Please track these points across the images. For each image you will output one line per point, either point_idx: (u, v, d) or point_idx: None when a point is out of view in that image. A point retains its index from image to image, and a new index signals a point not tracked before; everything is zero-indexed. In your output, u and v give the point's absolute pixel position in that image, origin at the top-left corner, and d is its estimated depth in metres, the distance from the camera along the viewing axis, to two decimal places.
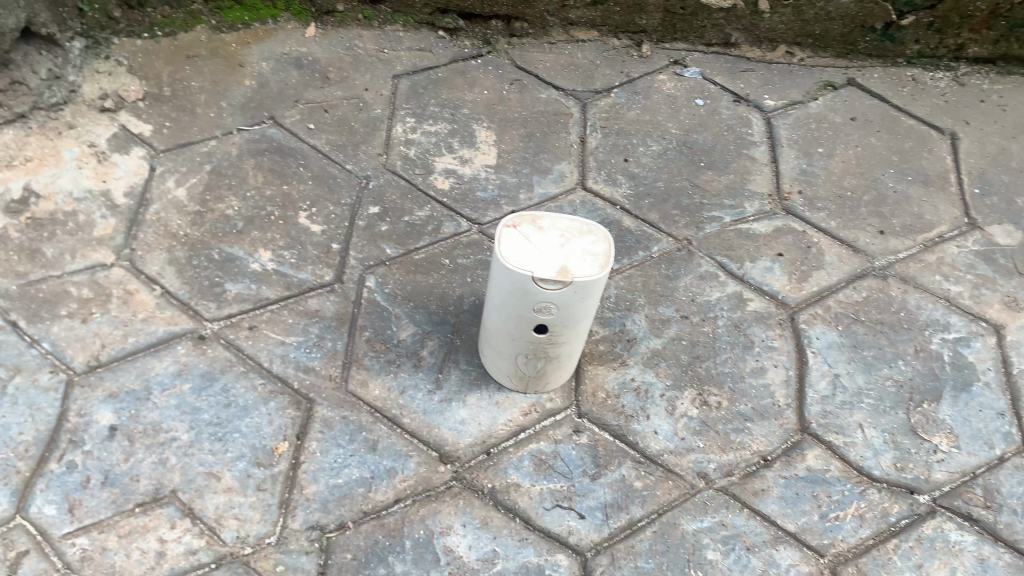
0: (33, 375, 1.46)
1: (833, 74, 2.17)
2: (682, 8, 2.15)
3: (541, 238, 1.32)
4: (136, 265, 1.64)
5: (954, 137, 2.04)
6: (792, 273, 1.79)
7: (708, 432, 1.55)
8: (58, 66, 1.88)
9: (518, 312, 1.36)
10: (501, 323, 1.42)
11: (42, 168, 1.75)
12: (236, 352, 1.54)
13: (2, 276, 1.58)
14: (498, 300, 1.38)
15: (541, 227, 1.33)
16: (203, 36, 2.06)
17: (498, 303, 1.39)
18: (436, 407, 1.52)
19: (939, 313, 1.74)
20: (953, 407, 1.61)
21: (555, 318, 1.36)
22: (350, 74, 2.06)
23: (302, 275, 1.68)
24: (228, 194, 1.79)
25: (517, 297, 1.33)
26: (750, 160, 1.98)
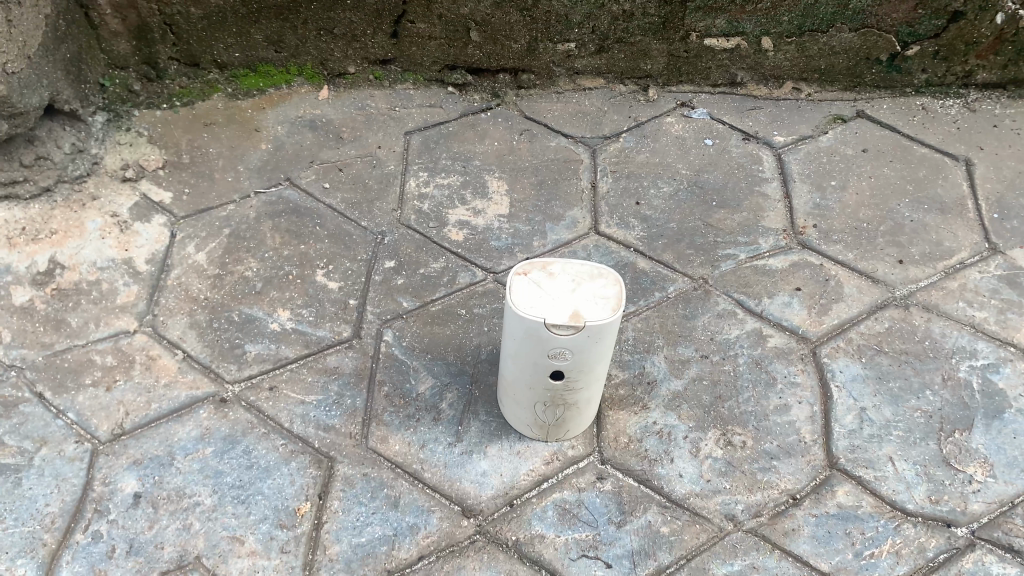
0: (59, 446, 1.48)
1: (842, 107, 2.18)
2: (686, 52, 2.16)
3: (551, 283, 1.32)
4: (159, 331, 1.67)
5: (969, 164, 2.03)
6: (811, 307, 1.77)
7: (734, 473, 1.52)
8: (81, 141, 1.94)
9: (533, 359, 1.36)
10: (518, 371, 1.41)
11: (66, 240, 1.79)
12: (256, 414, 1.56)
13: (29, 348, 1.62)
14: (513, 348, 1.38)
15: (551, 273, 1.33)
16: (220, 104, 2.12)
17: (513, 352, 1.39)
18: (457, 460, 1.52)
19: (965, 340, 1.71)
20: (986, 435, 1.58)
21: (571, 363, 1.35)
22: (363, 133, 2.10)
23: (320, 333, 1.69)
24: (247, 255, 1.82)
25: (531, 344, 1.33)
26: (763, 196, 1.98)
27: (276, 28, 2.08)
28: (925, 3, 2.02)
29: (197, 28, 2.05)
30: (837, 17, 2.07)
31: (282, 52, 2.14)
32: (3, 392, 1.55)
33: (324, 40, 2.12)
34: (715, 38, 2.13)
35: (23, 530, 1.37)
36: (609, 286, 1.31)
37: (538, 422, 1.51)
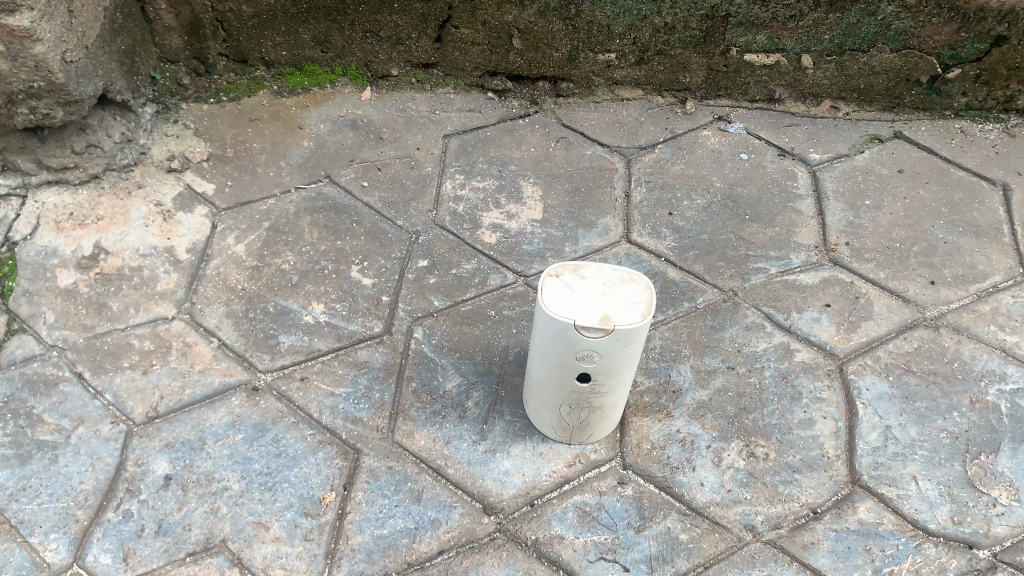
0: (95, 425, 1.53)
1: (879, 127, 2.18)
2: (725, 66, 2.17)
3: (582, 285, 1.34)
4: (196, 318, 1.71)
5: (1006, 188, 2.02)
6: (839, 323, 1.78)
7: (755, 485, 1.53)
8: (130, 130, 2.00)
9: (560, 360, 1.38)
10: (545, 372, 1.44)
11: (111, 227, 1.85)
12: (287, 404, 1.59)
13: (71, 329, 1.67)
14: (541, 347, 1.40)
15: (582, 275, 1.35)
16: (266, 100, 2.18)
17: (541, 351, 1.41)
18: (481, 458, 1.54)
19: (995, 363, 1.71)
20: (1012, 460, 1.57)
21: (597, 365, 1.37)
22: (404, 135, 2.14)
23: (352, 327, 1.73)
24: (285, 249, 1.86)
25: (559, 345, 1.35)
26: (796, 213, 1.98)
27: (323, 29, 2.12)
28: (969, 27, 2.00)
29: (247, 25, 2.10)
30: (879, 37, 2.06)
31: (328, 52, 2.18)
32: (45, 370, 1.60)
33: (369, 42, 2.16)
34: (755, 54, 2.14)
35: (57, 506, 1.42)
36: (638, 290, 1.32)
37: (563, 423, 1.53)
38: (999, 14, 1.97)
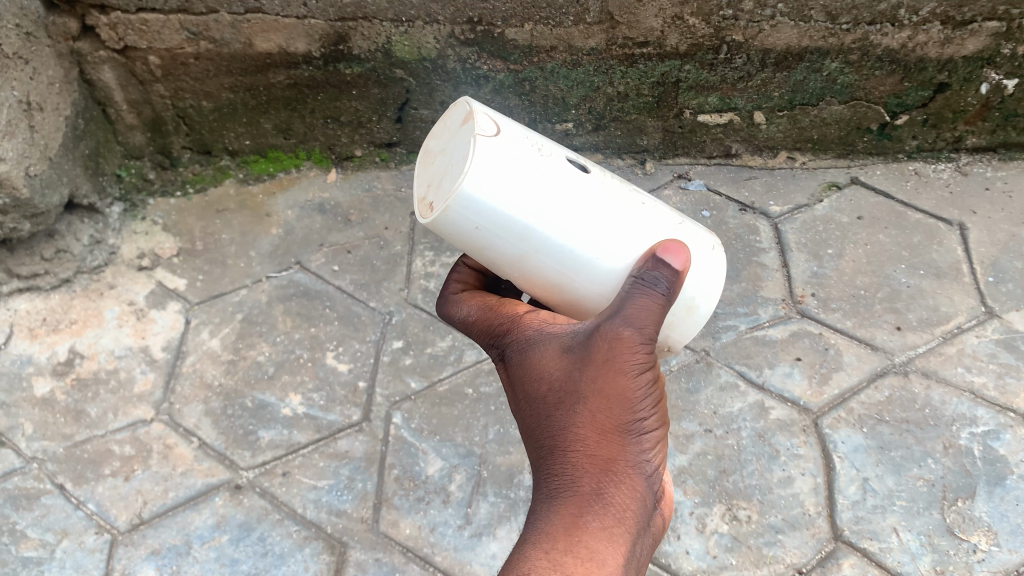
0: (80, 537, 1.56)
1: (836, 174, 2.23)
2: (680, 128, 2.21)
3: (434, 168, 1.07)
4: (175, 419, 1.74)
5: (963, 228, 2.06)
6: (811, 377, 1.81)
7: (740, 548, 1.56)
8: (99, 232, 2.02)
9: (591, 180, 1.05)
10: (597, 238, 1.02)
11: (85, 329, 1.87)
12: (271, 500, 1.62)
13: (50, 439, 1.69)
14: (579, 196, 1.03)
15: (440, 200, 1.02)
16: (232, 189, 2.19)
17: (597, 212, 1.03)
18: (467, 543, 1.56)
19: (965, 407, 1.74)
20: (989, 503, 1.60)
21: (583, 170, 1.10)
22: (371, 215, 2.13)
23: (331, 417, 1.74)
24: (260, 340, 1.87)
25: (557, 167, 1.03)
26: (760, 266, 2.02)
27: (284, 117, 2.14)
28: (911, 77, 2.06)
29: (209, 119, 2.12)
30: (827, 91, 2.10)
31: (291, 138, 2.20)
32: (26, 484, 1.63)
33: (330, 127, 2.18)
34: (708, 115, 2.17)
35: None
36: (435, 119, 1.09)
37: (718, 266, 1.11)
38: (939, 63, 2.02)
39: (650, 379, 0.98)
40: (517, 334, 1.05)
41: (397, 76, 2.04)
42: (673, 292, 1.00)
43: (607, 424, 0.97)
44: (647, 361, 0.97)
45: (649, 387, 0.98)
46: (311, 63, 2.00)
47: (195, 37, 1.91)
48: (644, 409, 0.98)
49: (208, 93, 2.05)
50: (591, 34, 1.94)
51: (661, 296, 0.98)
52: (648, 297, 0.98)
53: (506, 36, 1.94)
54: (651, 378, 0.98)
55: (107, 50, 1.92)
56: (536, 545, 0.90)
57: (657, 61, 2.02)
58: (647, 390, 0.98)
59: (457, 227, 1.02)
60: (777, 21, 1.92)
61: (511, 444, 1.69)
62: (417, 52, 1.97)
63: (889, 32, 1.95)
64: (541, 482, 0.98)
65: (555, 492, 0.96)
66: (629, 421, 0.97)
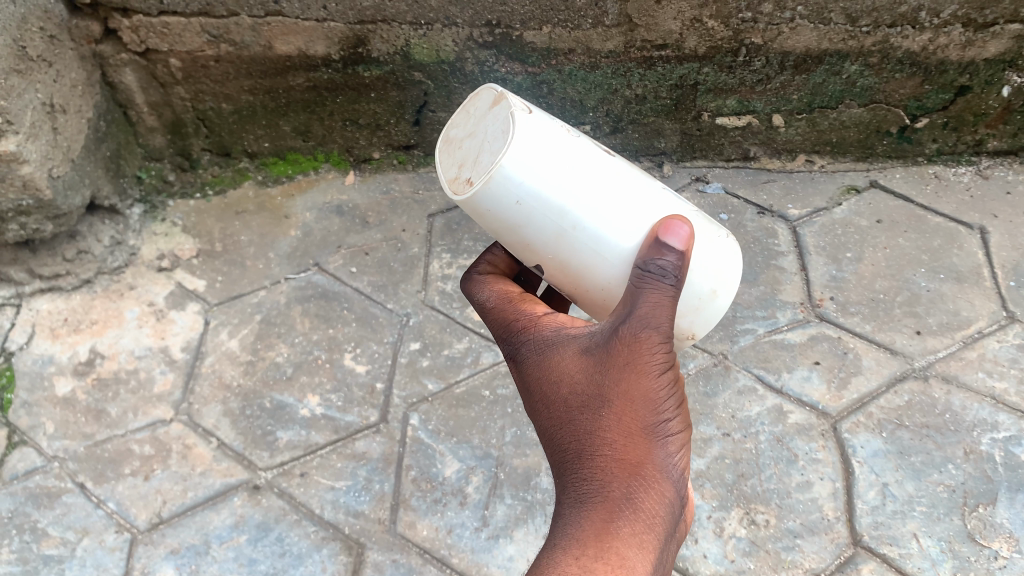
0: (100, 535, 1.57)
1: (855, 177, 2.22)
2: (698, 130, 2.20)
3: (464, 151, 1.08)
4: (194, 419, 1.75)
5: (984, 232, 2.05)
6: (830, 381, 1.80)
7: (758, 553, 1.56)
8: (119, 233, 2.04)
9: (615, 161, 1.07)
10: (625, 212, 1.02)
11: (106, 329, 1.89)
12: (289, 500, 1.63)
13: (71, 438, 1.71)
14: (605, 172, 1.04)
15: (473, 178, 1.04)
16: (251, 191, 2.20)
17: (623, 188, 1.04)
18: (484, 545, 1.56)
19: (986, 412, 1.72)
20: (1010, 510, 1.58)
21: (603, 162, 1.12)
22: (388, 217, 2.14)
23: (348, 418, 1.75)
24: (278, 341, 1.88)
25: (583, 147, 1.05)
26: (778, 270, 2.01)
27: (303, 120, 2.15)
28: (932, 80, 2.04)
29: (228, 121, 2.13)
30: (846, 94, 2.09)
31: (309, 141, 2.21)
32: (47, 483, 1.64)
33: (349, 129, 2.19)
34: (726, 117, 2.17)
35: None
36: (459, 108, 1.11)
37: (734, 255, 1.11)
38: (960, 66, 2.01)
39: (669, 378, 0.98)
40: (533, 334, 1.07)
41: (415, 79, 2.04)
42: (679, 277, 0.98)
43: (630, 424, 0.97)
44: (667, 361, 0.97)
45: (669, 386, 0.98)
46: (330, 66, 2.01)
47: (215, 40, 1.92)
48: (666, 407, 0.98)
49: (228, 95, 2.07)
50: (609, 37, 1.94)
51: (675, 286, 0.98)
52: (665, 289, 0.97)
53: (524, 39, 1.94)
54: (671, 377, 0.98)
55: (129, 53, 1.94)
56: (566, 546, 0.89)
57: (676, 63, 2.01)
58: (667, 389, 0.98)
59: (490, 202, 1.03)
60: (796, 23, 1.91)
61: (528, 446, 1.69)
62: (435, 55, 1.98)
63: (910, 35, 1.94)
64: (565, 487, 0.98)
65: (583, 495, 0.95)
66: (653, 420, 0.97)
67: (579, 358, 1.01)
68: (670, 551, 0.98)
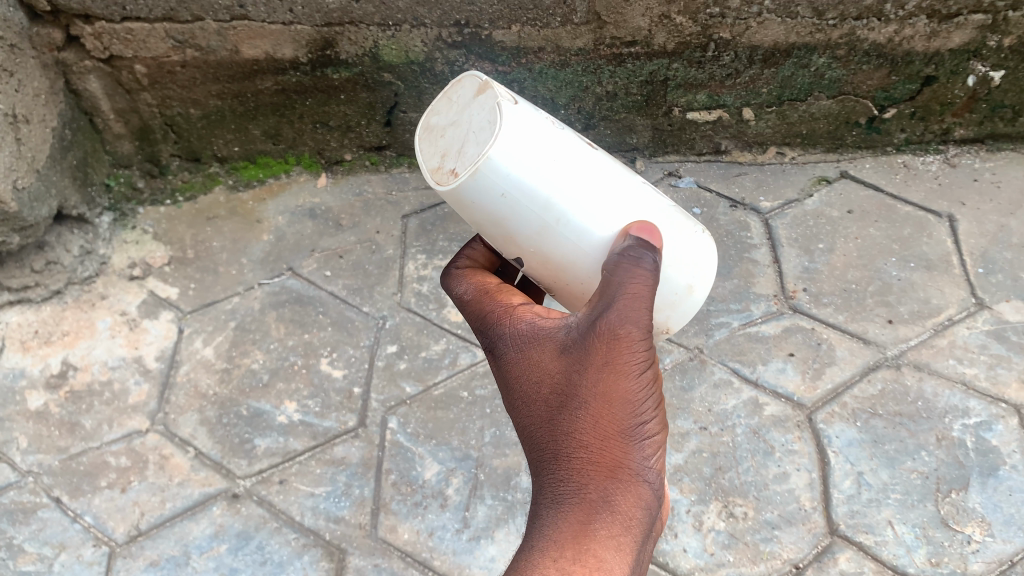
0: (77, 550, 1.56)
1: (825, 168, 2.24)
2: (670, 125, 2.21)
3: (446, 141, 1.06)
4: (170, 429, 1.73)
5: (952, 220, 2.07)
6: (804, 372, 1.81)
7: (737, 545, 1.57)
8: (89, 242, 2.01)
9: (597, 155, 1.06)
10: (607, 207, 1.03)
11: (78, 340, 1.87)
12: (268, 508, 1.62)
13: (45, 452, 1.69)
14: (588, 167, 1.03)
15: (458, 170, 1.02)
16: (222, 196, 2.18)
17: (605, 184, 1.04)
18: (465, 546, 1.56)
19: (957, 398, 1.75)
20: (982, 494, 1.61)
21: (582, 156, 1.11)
22: (362, 219, 2.13)
23: (326, 423, 1.74)
24: (254, 347, 1.87)
25: (566, 140, 1.04)
26: (752, 263, 2.03)
27: (273, 123, 2.13)
28: (899, 71, 2.06)
29: (197, 126, 2.11)
30: (815, 87, 2.11)
31: (280, 144, 2.19)
32: (22, 499, 1.63)
33: (319, 132, 2.17)
34: (697, 112, 2.17)
35: None
36: (440, 94, 1.08)
37: (711, 253, 1.11)
38: (926, 57, 2.03)
39: (648, 378, 0.98)
40: (509, 326, 1.05)
41: (385, 80, 2.03)
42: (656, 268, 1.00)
43: (608, 425, 0.97)
44: (646, 359, 0.98)
45: (647, 385, 0.99)
46: (299, 69, 1.99)
47: (181, 46, 1.90)
48: (644, 406, 0.99)
49: (196, 101, 2.05)
50: (579, 34, 1.94)
51: (650, 275, 0.97)
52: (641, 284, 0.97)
53: (494, 38, 1.94)
54: (649, 376, 0.99)
55: (93, 60, 1.92)
56: (543, 549, 0.90)
57: (646, 60, 2.02)
58: (644, 387, 0.98)
59: (475, 195, 1.02)
60: (763, 18, 1.92)
61: (507, 446, 1.70)
62: (404, 56, 1.97)
63: (875, 27, 1.95)
64: (543, 486, 0.99)
65: (560, 496, 0.96)
66: (631, 419, 0.98)
67: (556, 356, 1.01)
68: (649, 548, 0.99)
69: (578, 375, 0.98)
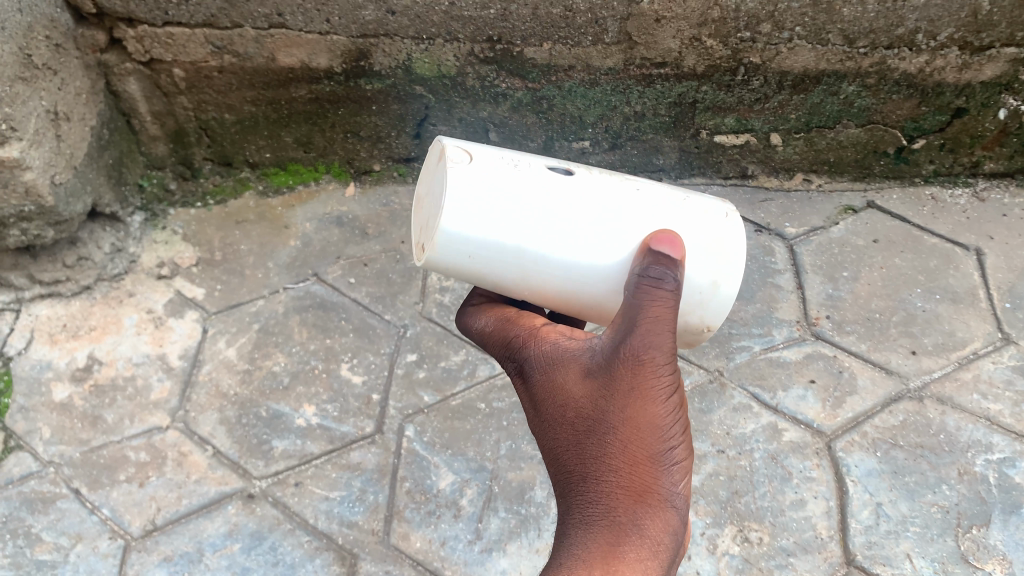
0: (93, 542, 1.58)
1: (852, 197, 2.23)
2: (697, 148, 2.21)
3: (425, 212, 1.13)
4: (190, 427, 1.75)
5: (980, 253, 2.06)
6: (825, 400, 1.80)
7: (750, 570, 1.56)
8: (120, 240, 2.05)
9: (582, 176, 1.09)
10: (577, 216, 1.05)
11: (104, 336, 1.90)
12: (283, 510, 1.63)
13: (67, 444, 1.71)
14: (558, 179, 1.06)
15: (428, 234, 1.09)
16: (252, 201, 2.21)
17: (593, 200, 1.06)
18: (477, 558, 1.56)
19: (980, 433, 1.73)
20: (1004, 532, 1.59)
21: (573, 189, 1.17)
22: (388, 229, 2.15)
23: (344, 428, 1.75)
24: (275, 350, 1.89)
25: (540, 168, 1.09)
26: (775, 288, 2.02)
27: (304, 131, 2.16)
28: (929, 101, 2.06)
29: (230, 131, 2.14)
30: (844, 114, 2.11)
31: (311, 152, 2.22)
32: (42, 488, 1.65)
33: (350, 141, 2.20)
34: (724, 135, 2.18)
35: None
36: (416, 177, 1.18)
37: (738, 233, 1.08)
38: (957, 89, 2.02)
39: (676, 401, 0.98)
40: (536, 349, 1.06)
41: (416, 92, 2.06)
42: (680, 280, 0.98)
43: (635, 449, 0.97)
44: (673, 384, 0.97)
45: (674, 410, 0.98)
46: (332, 78, 2.02)
47: (219, 51, 1.94)
48: (672, 431, 0.98)
49: (230, 106, 2.08)
50: (609, 54, 1.95)
51: (673, 294, 0.97)
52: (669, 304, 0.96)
53: (525, 55, 1.96)
54: (676, 400, 0.98)
55: (134, 63, 1.96)
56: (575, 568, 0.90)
57: (675, 81, 2.03)
58: (674, 409, 0.98)
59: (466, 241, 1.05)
60: (794, 44, 1.93)
61: (522, 459, 1.70)
62: (437, 70, 2.00)
63: (907, 57, 1.95)
64: (572, 508, 0.99)
65: (589, 518, 0.97)
66: (658, 445, 0.97)
67: (584, 378, 1.01)
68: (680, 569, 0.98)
69: (606, 399, 0.98)
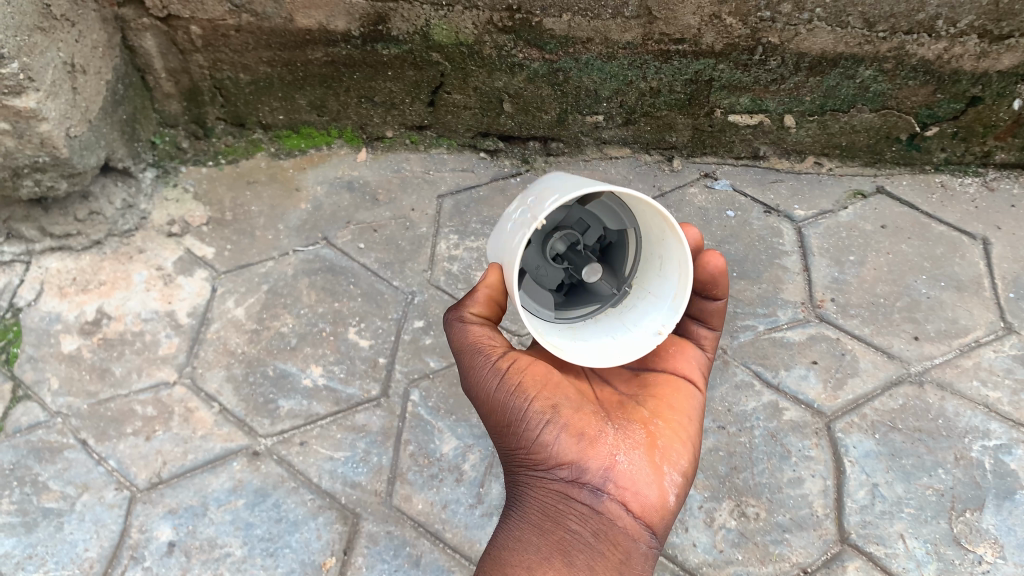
0: (99, 492, 1.60)
1: (862, 181, 2.24)
2: (710, 126, 2.22)
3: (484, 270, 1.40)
4: (197, 383, 1.77)
5: (986, 243, 2.07)
6: (826, 381, 1.82)
7: (746, 544, 1.59)
8: (131, 196, 2.05)
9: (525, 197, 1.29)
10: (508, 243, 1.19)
11: (113, 291, 1.91)
12: (287, 468, 1.65)
13: (74, 395, 1.73)
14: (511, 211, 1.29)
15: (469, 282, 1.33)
16: (263, 163, 2.22)
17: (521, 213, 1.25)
18: (477, 522, 1.59)
19: (978, 420, 1.75)
20: (997, 516, 1.61)
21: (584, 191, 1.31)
22: (398, 196, 2.16)
23: (350, 390, 1.77)
24: (284, 312, 1.90)
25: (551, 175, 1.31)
26: (782, 269, 2.03)
27: (319, 94, 2.16)
28: (945, 89, 2.05)
29: (245, 91, 2.14)
30: (858, 98, 2.10)
31: (324, 115, 2.22)
32: (49, 438, 1.67)
33: (364, 106, 2.20)
34: (739, 115, 2.18)
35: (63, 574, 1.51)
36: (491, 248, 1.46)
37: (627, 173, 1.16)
38: (974, 77, 2.01)
39: (513, 404, 1.22)
40: None
41: (433, 59, 2.06)
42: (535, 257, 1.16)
43: (509, 450, 1.26)
44: (506, 391, 1.22)
45: (518, 411, 1.22)
46: (350, 41, 2.02)
47: (237, 10, 1.92)
48: (522, 425, 1.22)
49: (246, 66, 2.08)
50: (627, 28, 1.94)
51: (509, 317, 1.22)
52: (481, 334, 1.28)
53: (544, 26, 1.95)
54: (514, 400, 1.22)
55: (151, 18, 1.95)
56: (504, 525, 1.28)
57: (692, 58, 2.02)
58: (528, 417, 1.21)
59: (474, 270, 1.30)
60: (813, 25, 1.91)
61: None
62: (455, 37, 1.99)
63: (926, 43, 1.93)
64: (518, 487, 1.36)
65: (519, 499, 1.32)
66: (520, 439, 1.23)
67: None
68: (600, 538, 1.19)
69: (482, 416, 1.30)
